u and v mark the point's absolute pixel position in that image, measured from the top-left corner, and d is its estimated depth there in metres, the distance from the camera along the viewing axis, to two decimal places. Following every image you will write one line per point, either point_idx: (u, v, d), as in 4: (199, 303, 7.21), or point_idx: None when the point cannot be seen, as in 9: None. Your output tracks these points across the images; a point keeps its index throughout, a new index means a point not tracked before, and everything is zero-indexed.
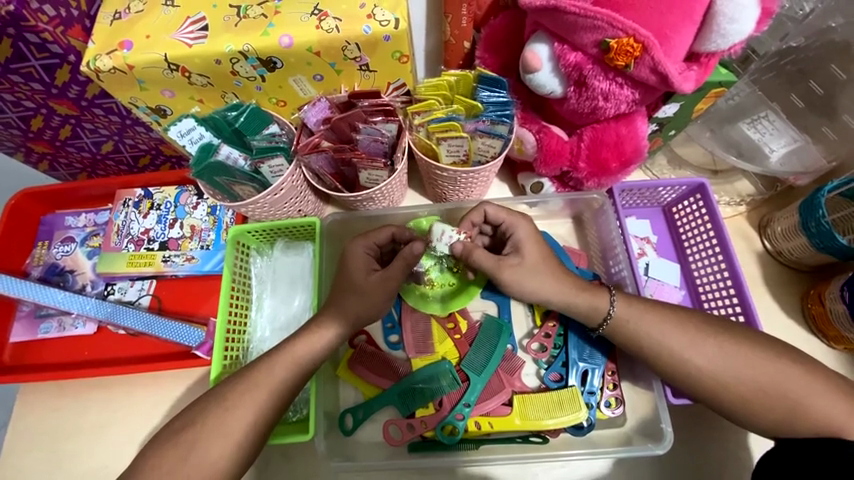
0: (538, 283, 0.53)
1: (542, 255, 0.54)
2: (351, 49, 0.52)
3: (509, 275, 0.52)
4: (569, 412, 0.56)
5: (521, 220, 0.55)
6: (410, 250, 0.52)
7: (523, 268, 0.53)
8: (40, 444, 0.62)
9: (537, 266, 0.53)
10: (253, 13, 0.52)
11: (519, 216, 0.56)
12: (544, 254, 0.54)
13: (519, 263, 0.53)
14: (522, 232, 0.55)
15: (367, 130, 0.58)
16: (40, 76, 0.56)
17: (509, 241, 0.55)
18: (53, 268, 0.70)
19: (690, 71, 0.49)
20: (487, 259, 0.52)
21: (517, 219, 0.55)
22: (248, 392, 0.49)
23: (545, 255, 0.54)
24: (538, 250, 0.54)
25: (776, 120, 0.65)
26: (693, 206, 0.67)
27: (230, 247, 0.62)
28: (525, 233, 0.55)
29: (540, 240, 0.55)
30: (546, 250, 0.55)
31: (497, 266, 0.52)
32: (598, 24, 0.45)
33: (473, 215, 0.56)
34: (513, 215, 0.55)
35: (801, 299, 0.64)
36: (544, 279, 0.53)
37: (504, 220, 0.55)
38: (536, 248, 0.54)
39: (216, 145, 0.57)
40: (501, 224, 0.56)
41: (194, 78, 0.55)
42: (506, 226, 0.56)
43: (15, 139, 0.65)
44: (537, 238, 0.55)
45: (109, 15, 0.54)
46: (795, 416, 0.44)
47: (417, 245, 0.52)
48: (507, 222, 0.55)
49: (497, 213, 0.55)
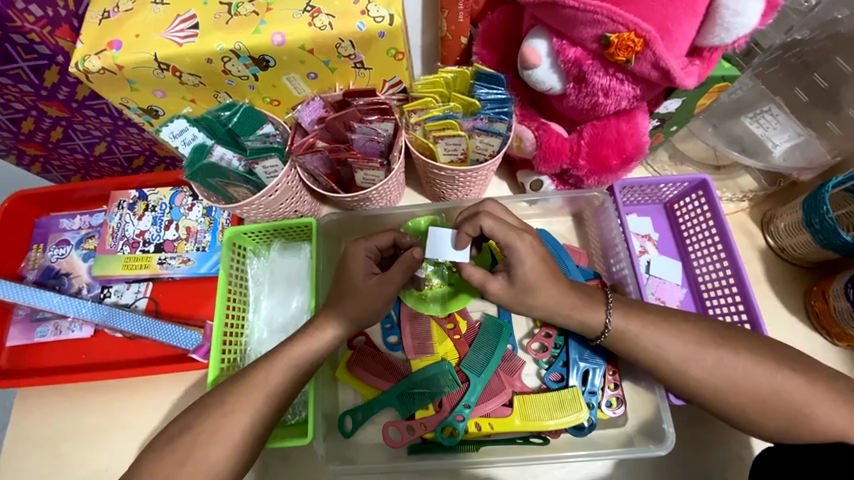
0: (538, 297, 0.50)
1: (541, 274, 0.49)
2: (345, 46, 0.51)
3: (497, 287, 0.50)
4: (571, 413, 0.55)
5: (522, 237, 0.48)
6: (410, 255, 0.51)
7: (517, 289, 0.50)
8: (40, 449, 0.62)
9: (530, 285, 0.49)
10: (245, 11, 0.51)
11: (517, 235, 0.48)
12: (550, 269, 0.50)
13: (506, 285, 0.50)
14: (517, 253, 0.48)
15: (363, 129, 0.57)
16: (28, 78, 0.55)
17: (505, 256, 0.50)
18: (49, 271, 0.69)
19: (693, 66, 0.48)
20: (475, 273, 0.50)
21: (515, 238, 0.48)
22: (245, 397, 0.48)
23: (547, 271, 0.50)
24: (532, 271, 0.49)
25: (779, 114, 0.64)
26: (695, 202, 0.66)
27: (226, 249, 0.62)
28: (524, 253, 0.48)
29: (539, 260, 0.49)
30: (544, 267, 0.49)
31: (483, 281, 0.50)
32: (598, 19, 0.44)
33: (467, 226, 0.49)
34: (508, 236, 0.48)
35: (805, 296, 0.63)
36: (546, 293, 0.50)
37: (501, 237, 0.48)
38: (540, 265, 0.49)
39: (209, 145, 0.56)
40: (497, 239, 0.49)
41: (185, 77, 0.53)
42: (502, 244, 0.49)
43: (6, 142, 0.64)
44: (539, 256, 0.49)
45: (97, 14, 0.53)
46: (797, 422, 0.44)
47: (418, 249, 0.51)
48: (503, 241, 0.48)
49: (494, 229, 0.48)
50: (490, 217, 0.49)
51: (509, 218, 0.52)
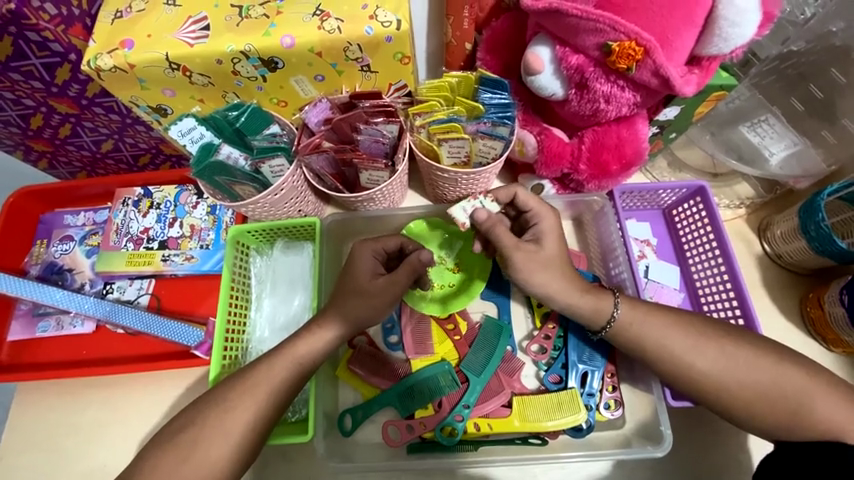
0: (548, 276, 0.51)
1: (559, 251, 0.53)
2: (352, 49, 0.52)
3: (521, 259, 0.51)
4: (568, 414, 0.56)
5: (548, 213, 0.54)
6: (419, 258, 0.54)
7: (539, 257, 0.52)
8: (38, 444, 0.62)
9: (551, 259, 0.52)
10: (255, 13, 0.52)
11: (549, 209, 0.55)
12: (562, 250, 0.53)
13: (536, 250, 0.52)
14: (545, 224, 0.54)
15: (368, 130, 0.58)
16: (40, 75, 0.56)
17: (531, 229, 0.54)
18: (52, 266, 0.69)
19: (692, 74, 0.49)
20: (508, 237, 0.51)
21: (545, 211, 0.54)
22: (249, 391, 0.48)
23: (561, 254, 0.53)
24: (557, 241, 0.53)
25: (776, 123, 0.66)
26: (693, 209, 0.67)
27: (230, 247, 0.62)
28: (548, 225, 0.53)
29: (561, 235, 0.54)
30: (564, 246, 0.54)
31: (514, 247, 0.51)
32: (600, 27, 0.46)
33: (500, 193, 0.55)
34: (543, 205, 0.54)
35: (800, 302, 0.64)
36: (554, 275, 0.52)
37: (532, 208, 0.54)
38: (556, 242, 0.53)
39: (216, 145, 0.57)
40: (527, 211, 0.55)
41: (195, 77, 0.55)
42: (531, 214, 0.55)
43: (15, 137, 0.65)
44: (559, 235, 0.54)
45: (110, 14, 0.54)
46: (795, 418, 0.45)
47: (426, 254, 0.55)
48: (534, 210, 0.54)
49: (527, 198, 0.54)
50: (525, 190, 0.55)
51: (538, 199, 0.55)
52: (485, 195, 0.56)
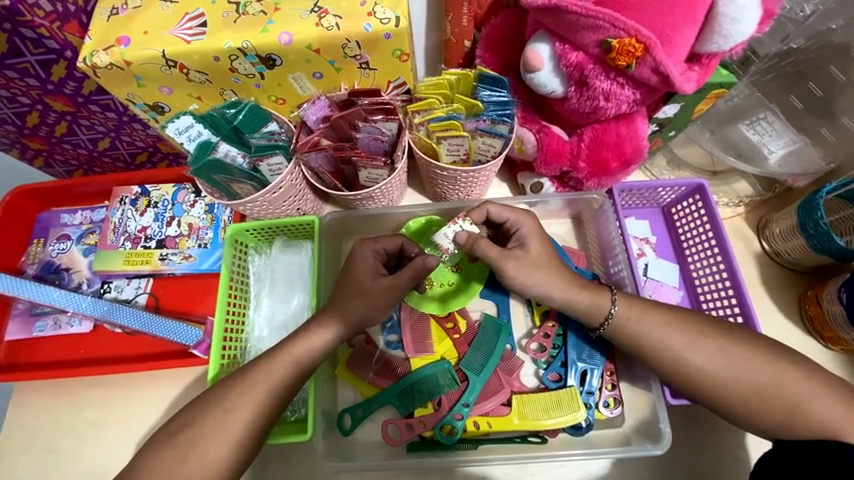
0: (544, 275, 0.51)
1: (545, 251, 0.53)
2: (351, 47, 0.52)
3: (513, 267, 0.51)
4: (568, 412, 0.56)
5: (525, 217, 0.54)
6: (423, 264, 0.51)
7: (528, 261, 0.52)
8: (35, 443, 0.62)
9: (541, 260, 0.52)
10: (253, 10, 0.52)
11: (523, 213, 0.55)
12: (547, 250, 0.53)
13: (523, 256, 0.52)
14: (522, 234, 0.53)
15: (367, 128, 0.58)
16: (36, 72, 0.56)
17: (513, 237, 0.54)
18: (49, 266, 0.69)
19: (692, 72, 0.49)
20: (492, 249, 0.51)
21: (520, 216, 0.54)
22: (246, 392, 0.48)
23: (549, 253, 0.53)
24: (541, 244, 0.53)
25: (774, 121, 0.66)
26: (692, 206, 0.67)
27: (229, 246, 0.62)
28: (530, 229, 0.54)
29: (543, 240, 0.54)
30: (549, 248, 0.54)
31: (501, 257, 0.51)
32: (600, 24, 0.45)
33: (474, 214, 0.55)
34: (516, 213, 0.54)
35: (799, 300, 0.64)
36: (548, 273, 0.52)
37: (508, 218, 0.54)
38: (541, 243, 0.53)
39: (214, 143, 0.57)
40: (503, 222, 0.55)
41: (192, 75, 0.54)
42: (509, 225, 0.55)
43: (10, 135, 0.64)
44: (541, 234, 0.54)
45: (106, 10, 0.53)
46: (792, 417, 0.45)
47: (430, 257, 0.52)
48: (511, 220, 0.54)
49: (499, 211, 0.54)
50: (495, 204, 0.55)
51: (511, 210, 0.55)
52: (464, 218, 0.55)
